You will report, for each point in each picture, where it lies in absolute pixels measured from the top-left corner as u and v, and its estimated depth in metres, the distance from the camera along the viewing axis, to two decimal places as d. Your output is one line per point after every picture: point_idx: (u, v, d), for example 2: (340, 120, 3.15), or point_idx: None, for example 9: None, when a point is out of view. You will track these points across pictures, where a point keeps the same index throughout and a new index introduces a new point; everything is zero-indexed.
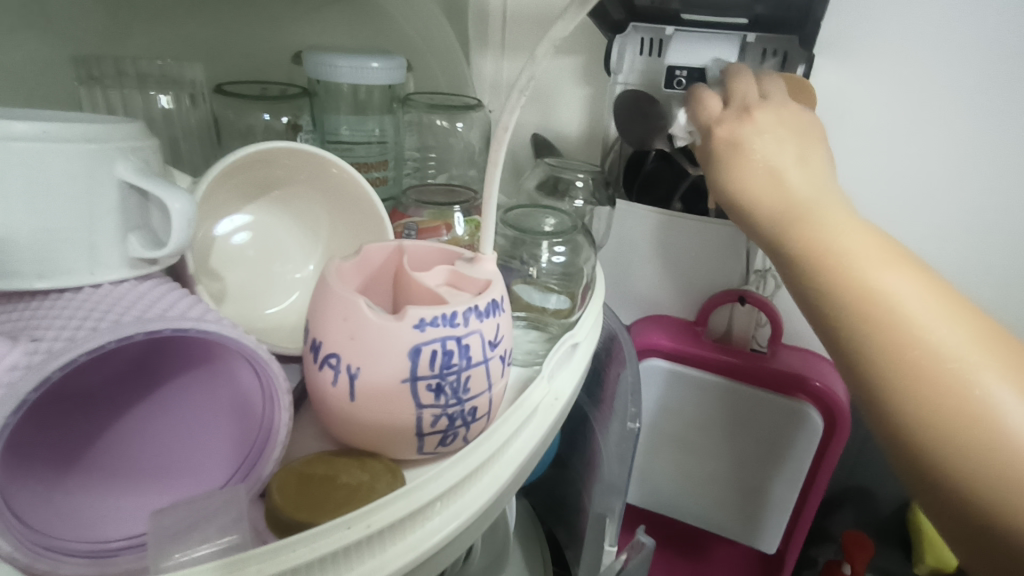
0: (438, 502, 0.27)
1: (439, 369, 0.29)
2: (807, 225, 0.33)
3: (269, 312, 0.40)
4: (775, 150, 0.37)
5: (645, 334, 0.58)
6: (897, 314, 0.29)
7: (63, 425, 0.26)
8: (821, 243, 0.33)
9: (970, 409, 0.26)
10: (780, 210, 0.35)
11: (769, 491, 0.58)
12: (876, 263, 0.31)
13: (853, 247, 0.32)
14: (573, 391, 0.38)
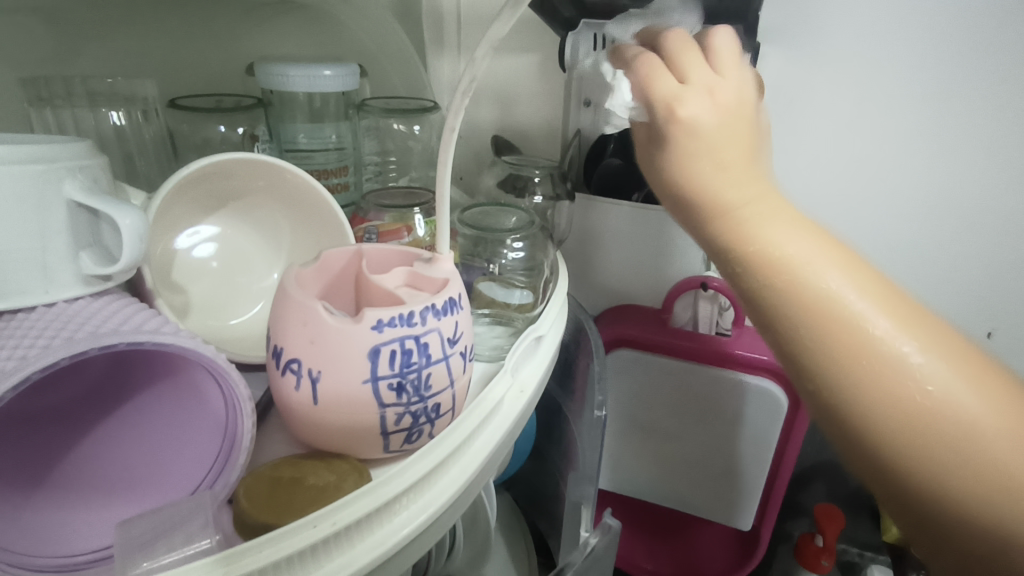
0: (404, 497, 0.28)
1: (400, 368, 0.29)
2: (769, 253, 0.30)
3: (232, 322, 0.40)
4: (712, 134, 0.32)
5: (613, 325, 0.60)
6: (864, 337, 0.27)
7: (29, 443, 0.26)
8: (763, 245, 0.30)
9: (907, 399, 0.26)
10: (714, 205, 0.32)
11: (741, 470, 0.59)
12: (830, 263, 0.29)
13: (801, 249, 0.29)
14: (538, 383, 0.39)
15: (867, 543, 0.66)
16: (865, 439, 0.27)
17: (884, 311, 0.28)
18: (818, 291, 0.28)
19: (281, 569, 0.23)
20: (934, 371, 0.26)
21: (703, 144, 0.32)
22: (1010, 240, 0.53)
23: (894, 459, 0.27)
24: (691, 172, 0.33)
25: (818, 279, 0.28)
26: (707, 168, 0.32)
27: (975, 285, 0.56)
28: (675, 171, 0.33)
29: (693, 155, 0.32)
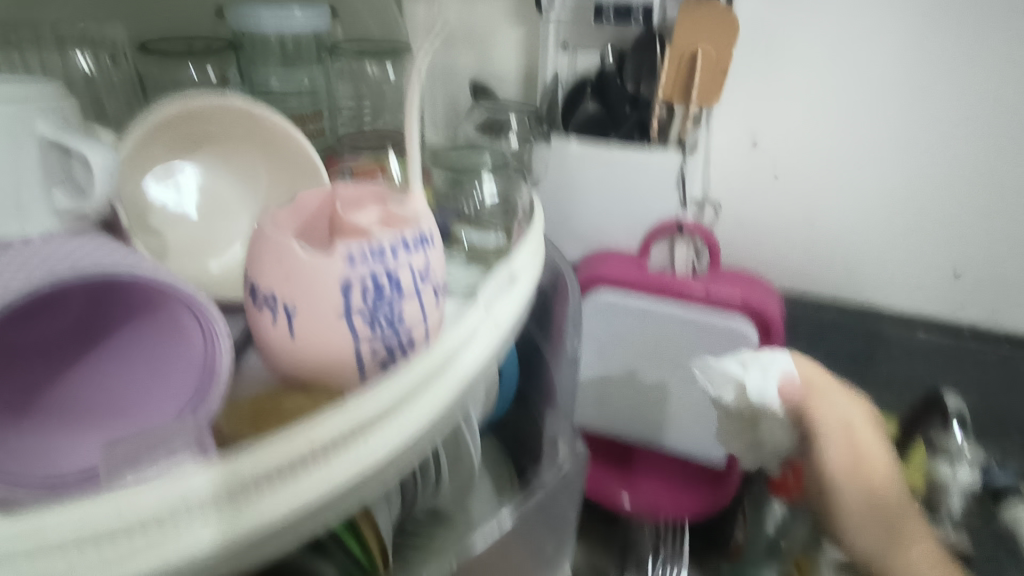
0: (379, 419, 0.29)
1: (372, 301, 0.30)
2: (850, 425, 0.50)
3: (209, 270, 0.41)
4: (846, 417, 0.50)
5: (592, 269, 0.61)
6: (876, 476, 0.48)
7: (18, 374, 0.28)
8: (840, 456, 0.49)
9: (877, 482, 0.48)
10: (838, 441, 0.49)
11: (715, 406, 0.63)
12: (871, 459, 0.49)
13: (873, 450, 0.49)
14: (515, 318, 0.40)
15: None
16: (829, 494, 0.49)
17: (896, 479, 0.48)
18: (870, 480, 0.48)
19: (254, 482, 0.25)
20: (879, 455, 0.49)
21: (829, 400, 0.50)
22: (960, 180, 0.56)
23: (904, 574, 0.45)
24: (825, 433, 0.49)
25: (865, 452, 0.49)
26: (837, 423, 0.50)
27: (939, 224, 0.58)
28: (819, 428, 0.50)
29: (858, 439, 0.49)
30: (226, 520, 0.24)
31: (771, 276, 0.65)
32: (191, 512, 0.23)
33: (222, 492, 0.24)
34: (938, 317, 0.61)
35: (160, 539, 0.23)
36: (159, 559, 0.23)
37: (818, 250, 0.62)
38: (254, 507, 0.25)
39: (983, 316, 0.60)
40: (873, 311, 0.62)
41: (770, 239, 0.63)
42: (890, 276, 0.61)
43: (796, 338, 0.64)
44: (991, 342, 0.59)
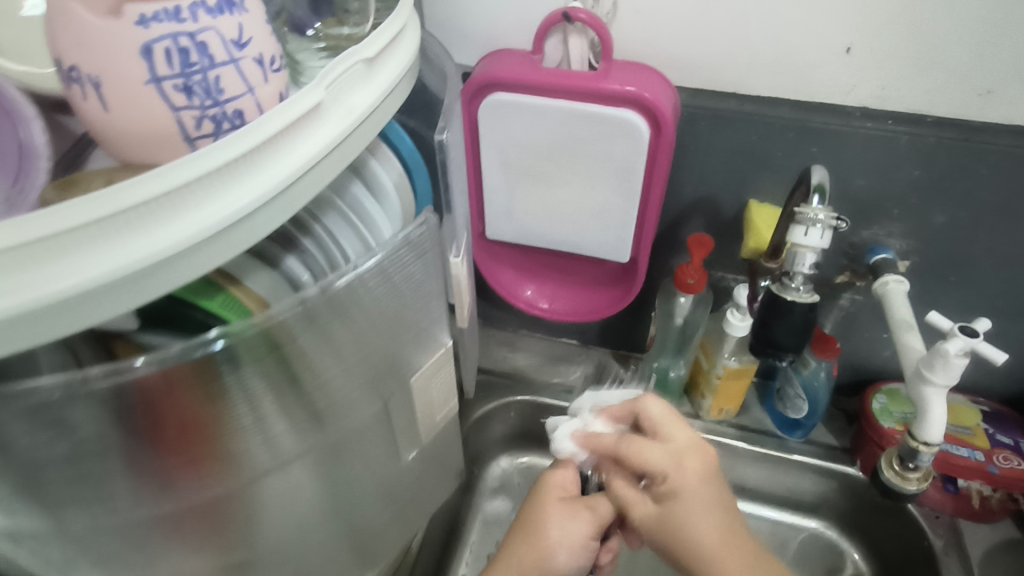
0: (206, 186, 0.31)
1: (181, 68, 0.30)
2: (688, 543, 0.50)
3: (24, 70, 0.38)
4: (685, 466, 0.52)
5: (485, 69, 0.59)
6: (705, 547, 0.50)
7: None
8: (690, 541, 0.50)
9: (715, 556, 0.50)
10: (671, 474, 0.51)
11: (614, 205, 0.64)
12: (713, 533, 0.51)
13: (713, 540, 0.50)
14: (371, 105, 0.40)
15: (737, 270, 0.75)
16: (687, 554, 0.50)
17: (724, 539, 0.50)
18: (707, 552, 0.50)
19: (83, 234, 0.28)
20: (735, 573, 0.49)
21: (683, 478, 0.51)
22: None
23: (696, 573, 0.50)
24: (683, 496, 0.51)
25: (701, 539, 0.50)
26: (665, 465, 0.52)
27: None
28: (656, 507, 0.52)
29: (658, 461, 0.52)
30: (68, 267, 0.28)
31: (673, 71, 0.63)
32: (28, 257, 0.27)
33: (55, 240, 0.27)
34: (828, 101, 0.61)
35: (6, 279, 0.27)
36: (13, 296, 0.27)
37: (720, 34, 0.59)
38: (92, 257, 0.28)
39: (871, 94, 0.60)
40: (770, 101, 0.62)
41: (669, 28, 0.60)
42: (789, 61, 0.59)
43: (696, 132, 0.65)
44: (878, 121, 0.60)
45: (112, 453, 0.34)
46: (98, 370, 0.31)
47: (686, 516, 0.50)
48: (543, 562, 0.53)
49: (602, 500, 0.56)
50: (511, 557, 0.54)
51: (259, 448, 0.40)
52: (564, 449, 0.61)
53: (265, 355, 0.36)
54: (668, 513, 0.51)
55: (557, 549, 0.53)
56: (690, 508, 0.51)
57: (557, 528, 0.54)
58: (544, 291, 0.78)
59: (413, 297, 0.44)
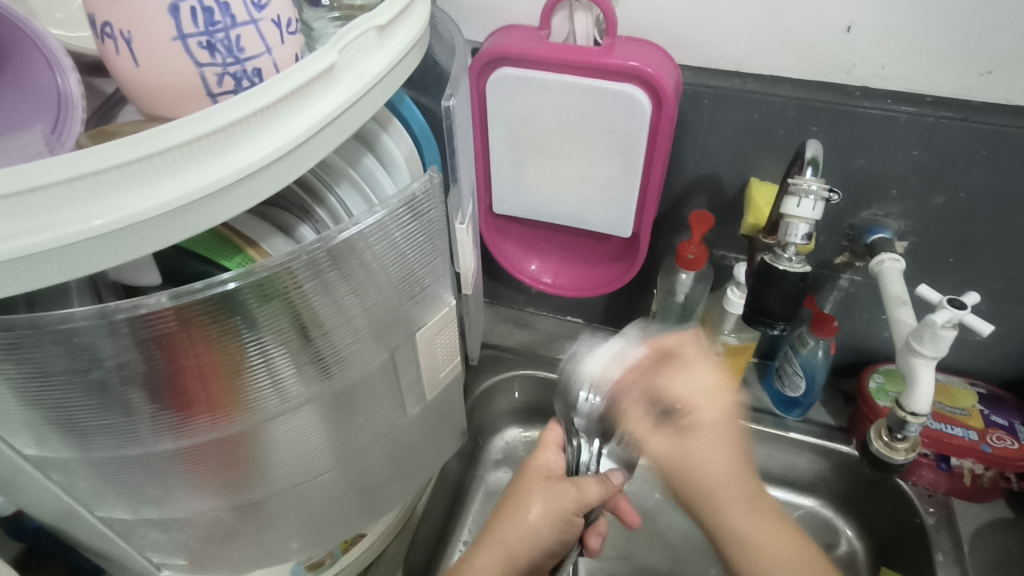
0: (225, 138, 0.33)
1: (205, 27, 0.32)
2: (695, 486, 0.58)
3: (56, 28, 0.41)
4: (698, 395, 0.59)
5: (494, 44, 0.61)
6: (714, 492, 0.57)
7: None
8: (702, 481, 0.58)
9: (727, 500, 0.57)
10: (695, 408, 0.59)
11: (616, 181, 0.66)
12: (725, 487, 0.57)
13: (723, 485, 0.57)
14: (381, 70, 0.42)
15: (739, 249, 0.76)
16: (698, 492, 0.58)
17: (731, 487, 0.58)
18: (713, 491, 0.57)
19: (107, 176, 0.30)
20: (738, 518, 0.57)
21: (691, 397, 0.59)
22: None
23: (711, 513, 0.58)
24: (694, 442, 0.58)
25: (712, 481, 0.57)
26: (695, 391, 0.59)
27: None
28: (676, 449, 0.58)
29: (676, 390, 0.59)
30: (95, 207, 0.30)
31: (676, 50, 0.64)
32: (59, 196, 0.29)
33: (82, 181, 0.29)
34: (829, 80, 0.63)
35: (39, 216, 0.29)
36: (46, 232, 0.29)
37: (723, 12, 0.60)
38: (116, 199, 0.31)
39: (872, 73, 0.61)
40: (772, 80, 0.63)
41: (673, 7, 0.61)
42: (792, 39, 0.61)
43: (700, 110, 0.66)
44: (879, 101, 0.61)
45: (136, 382, 0.38)
46: (122, 304, 0.34)
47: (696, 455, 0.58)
48: (528, 533, 0.54)
49: (590, 483, 0.58)
50: (499, 527, 0.55)
51: (268, 390, 0.43)
52: (546, 429, 0.62)
53: (274, 299, 0.39)
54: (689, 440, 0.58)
55: (539, 524, 0.55)
56: (711, 468, 0.57)
57: (541, 504, 0.56)
58: (548, 266, 0.80)
59: (415, 256, 0.46)
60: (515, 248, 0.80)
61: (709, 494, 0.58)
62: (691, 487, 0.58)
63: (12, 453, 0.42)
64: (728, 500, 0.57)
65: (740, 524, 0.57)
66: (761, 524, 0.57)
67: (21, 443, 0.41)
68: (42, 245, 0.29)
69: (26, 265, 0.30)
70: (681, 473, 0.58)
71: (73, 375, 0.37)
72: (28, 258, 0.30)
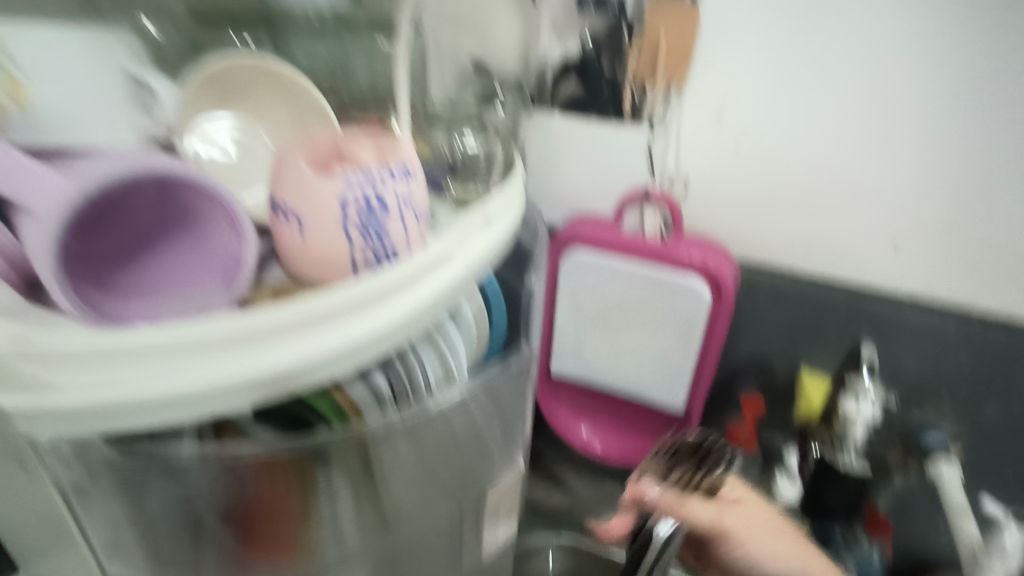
0: (360, 306, 0.37)
1: (363, 215, 0.39)
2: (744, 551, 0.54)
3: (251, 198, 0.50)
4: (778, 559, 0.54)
5: (572, 229, 0.70)
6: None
7: (95, 258, 0.37)
8: (789, 573, 0.54)
9: (785, 544, 0.55)
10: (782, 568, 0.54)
11: (674, 359, 0.70)
12: (796, 545, 0.56)
13: (780, 548, 0.55)
14: (488, 250, 0.48)
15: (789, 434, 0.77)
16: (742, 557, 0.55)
17: (790, 560, 0.54)
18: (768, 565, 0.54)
19: (260, 333, 0.34)
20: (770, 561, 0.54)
21: (770, 553, 0.54)
22: (918, 162, 0.61)
23: (754, 565, 0.55)
24: (757, 563, 0.55)
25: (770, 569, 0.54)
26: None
27: (893, 200, 0.63)
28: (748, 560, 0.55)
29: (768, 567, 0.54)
30: (245, 358, 0.33)
31: (735, 248, 0.71)
32: (220, 346, 0.33)
33: (245, 334, 0.33)
34: (877, 285, 0.68)
35: (199, 363, 0.32)
36: (202, 376, 0.32)
37: (778, 218, 0.68)
38: (265, 352, 0.34)
39: (917, 284, 0.66)
40: (823, 280, 0.69)
41: (736, 213, 0.69)
42: (841, 248, 0.67)
43: (755, 301, 0.71)
44: (924, 310, 0.66)
45: (228, 518, 0.41)
46: (221, 448, 0.37)
47: (762, 536, 0.55)
48: None
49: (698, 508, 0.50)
50: None
51: (332, 541, 0.44)
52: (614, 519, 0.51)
53: (356, 460, 0.42)
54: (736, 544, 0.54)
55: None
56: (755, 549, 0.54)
57: None
58: (597, 431, 0.82)
59: (491, 419, 0.49)
60: (562, 402, 0.82)
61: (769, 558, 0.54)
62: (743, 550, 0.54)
63: (95, 567, 0.43)
64: (766, 559, 0.54)
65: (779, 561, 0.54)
66: (772, 538, 0.55)
67: (107, 556, 0.43)
68: (190, 389, 0.32)
69: (176, 407, 0.32)
70: (777, 568, 0.54)
71: (179, 503, 0.40)
72: (178, 400, 0.32)
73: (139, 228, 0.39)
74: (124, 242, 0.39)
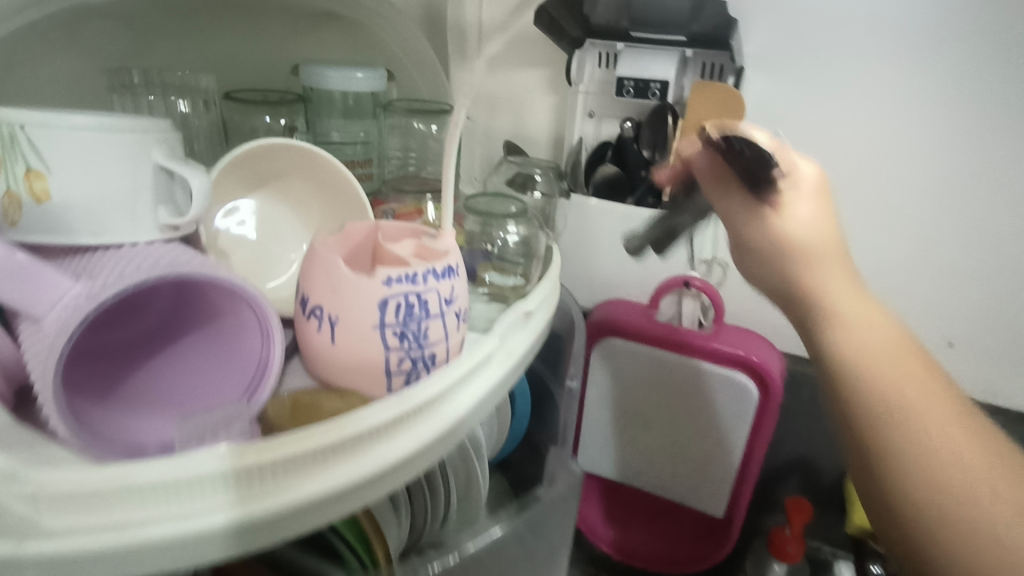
0: (399, 423, 0.33)
1: (402, 318, 0.35)
2: (890, 419, 0.35)
3: (271, 286, 0.47)
4: (883, 335, 0.36)
5: (603, 315, 0.65)
6: (942, 478, 0.33)
7: (96, 363, 0.33)
8: (917, 469, 0.33)
9: (948, 476, 0.32)
10: (865, 412, 0.36)
11: (715, 459, 0.65)
12: (907, 381, 0.36)
13: (875, 343, 0.37)
14: (526, 350, 0.45)
15: (836, 543, 0.70)
16: (878, 407, 0.35)
17: (902, 367, 0.36)
18: (863, 355, 0.37)
19: (288, 463, 0.29)
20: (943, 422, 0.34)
21: (932, 448, 0.33)
22: (972, 259, 0.58)
23: (883, 448, 0.35)
24: (853, 333, 0.37)
25: (903, 434, 0.34)
26: (870, 344, 0.37)
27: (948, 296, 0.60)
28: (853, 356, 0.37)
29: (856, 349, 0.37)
30: (270, 493, 0.28)
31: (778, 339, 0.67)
32: (242, 481, 0.28)
33: (271, 466, 0.28)
34: None
35: (217, 501, 0.27)
36: (219, 518, 0.27)
37: None
38: (293, 484, 0.29)
39: (976, 386, 0.62)
40: None
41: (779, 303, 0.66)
42: None
43: (800, 396, 0.67)
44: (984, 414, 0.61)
45: None
46: None
47: (831, 271, 0.38)
48: None
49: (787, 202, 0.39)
50: None
51: None
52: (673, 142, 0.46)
53: None
54: (851, 369, 0.37)
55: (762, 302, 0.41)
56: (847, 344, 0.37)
57: None
58: (629, 537, 0.73)
59: (534, 545, 0.43)
60: (591, 504, 0.74)
61: (919, 460, 0.33)
62: (859, 390, 0.36)
63: None
64: (942, 474, 0.33)
65: (938, 485, 0.32)
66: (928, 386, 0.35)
67: None
68: (205, 531, 0.27)
69: (186, 554, 0.27)
70: (862, 392, 0.36)
71: None
72: (189, 546, 0.27)
73: (149, 326, 0.35)
74: (131, 341, 0.35)
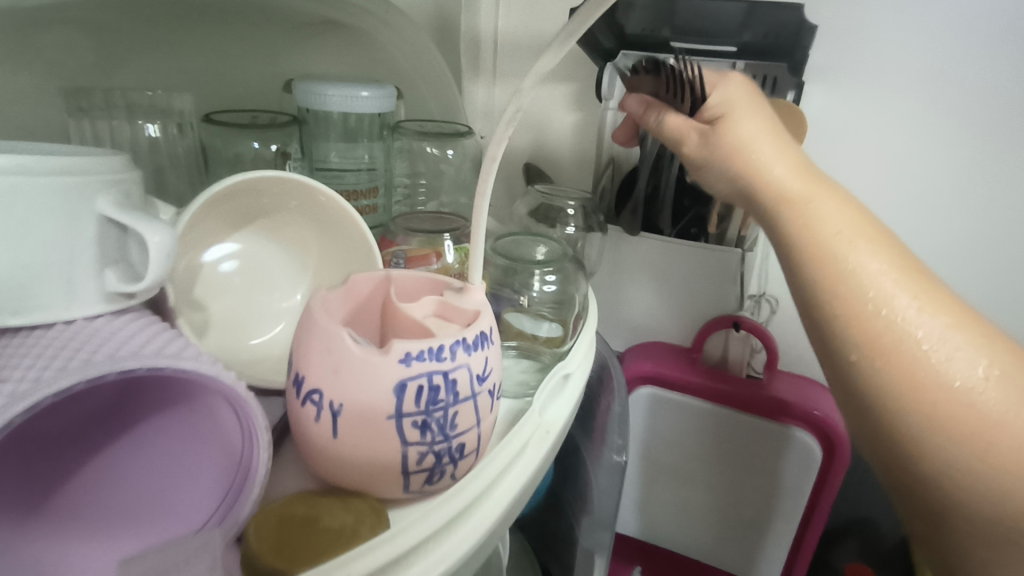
0: (424, 545, 0.26)
1: (425, 406, 0.28)
2: (939, 406, 0.27)
3: (253, 343, 0.39)
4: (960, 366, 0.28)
5: (634, 362, 0.58)
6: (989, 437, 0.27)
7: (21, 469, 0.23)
8: (960, 438, 0.27)
9: (973, 418, 0.27)
10: (957, 431, 0.27)
11: (767, 523, 0.57)
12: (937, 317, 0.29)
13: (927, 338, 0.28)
14: (565, 422, 0.38)
15: None
16: (935, 433, 0.27)
17: (947, 312, 0.29)
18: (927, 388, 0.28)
19: None
20: (952, 344, 0.29)
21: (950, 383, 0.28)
22: None
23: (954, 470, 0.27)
24: (862, 285, 0.31)
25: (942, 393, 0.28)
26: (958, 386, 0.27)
27: None
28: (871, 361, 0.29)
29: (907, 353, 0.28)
30: None
31: None
32: None
33: None
34: None
35: None
36: None
37: None
38: None
39: None
40: None
41: None
42: None
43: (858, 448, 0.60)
44: None
45: None
46: None
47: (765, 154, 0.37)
48: None
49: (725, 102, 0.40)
50: None
51: None
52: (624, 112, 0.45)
53: None
54: (857, 320, 0.30)
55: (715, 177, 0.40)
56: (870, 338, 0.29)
57: None
58: None
59: None
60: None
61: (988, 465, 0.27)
62: (889, 390, 0.29)
63: None
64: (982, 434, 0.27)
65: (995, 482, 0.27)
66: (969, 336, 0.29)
67: None
68: None
69: None
70: (919, 406, 0.28)
71: None
72: None
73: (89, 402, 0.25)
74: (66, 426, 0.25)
